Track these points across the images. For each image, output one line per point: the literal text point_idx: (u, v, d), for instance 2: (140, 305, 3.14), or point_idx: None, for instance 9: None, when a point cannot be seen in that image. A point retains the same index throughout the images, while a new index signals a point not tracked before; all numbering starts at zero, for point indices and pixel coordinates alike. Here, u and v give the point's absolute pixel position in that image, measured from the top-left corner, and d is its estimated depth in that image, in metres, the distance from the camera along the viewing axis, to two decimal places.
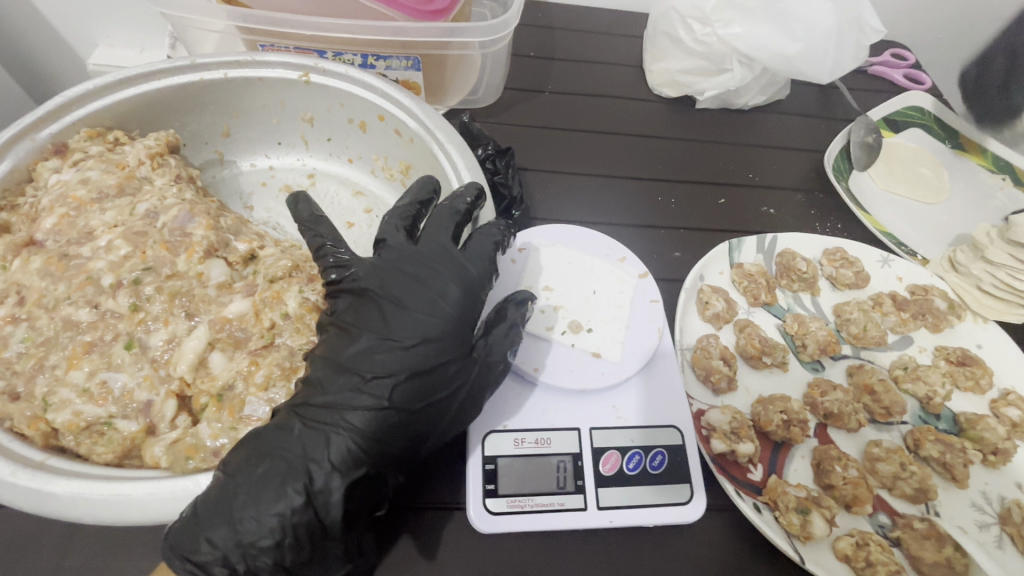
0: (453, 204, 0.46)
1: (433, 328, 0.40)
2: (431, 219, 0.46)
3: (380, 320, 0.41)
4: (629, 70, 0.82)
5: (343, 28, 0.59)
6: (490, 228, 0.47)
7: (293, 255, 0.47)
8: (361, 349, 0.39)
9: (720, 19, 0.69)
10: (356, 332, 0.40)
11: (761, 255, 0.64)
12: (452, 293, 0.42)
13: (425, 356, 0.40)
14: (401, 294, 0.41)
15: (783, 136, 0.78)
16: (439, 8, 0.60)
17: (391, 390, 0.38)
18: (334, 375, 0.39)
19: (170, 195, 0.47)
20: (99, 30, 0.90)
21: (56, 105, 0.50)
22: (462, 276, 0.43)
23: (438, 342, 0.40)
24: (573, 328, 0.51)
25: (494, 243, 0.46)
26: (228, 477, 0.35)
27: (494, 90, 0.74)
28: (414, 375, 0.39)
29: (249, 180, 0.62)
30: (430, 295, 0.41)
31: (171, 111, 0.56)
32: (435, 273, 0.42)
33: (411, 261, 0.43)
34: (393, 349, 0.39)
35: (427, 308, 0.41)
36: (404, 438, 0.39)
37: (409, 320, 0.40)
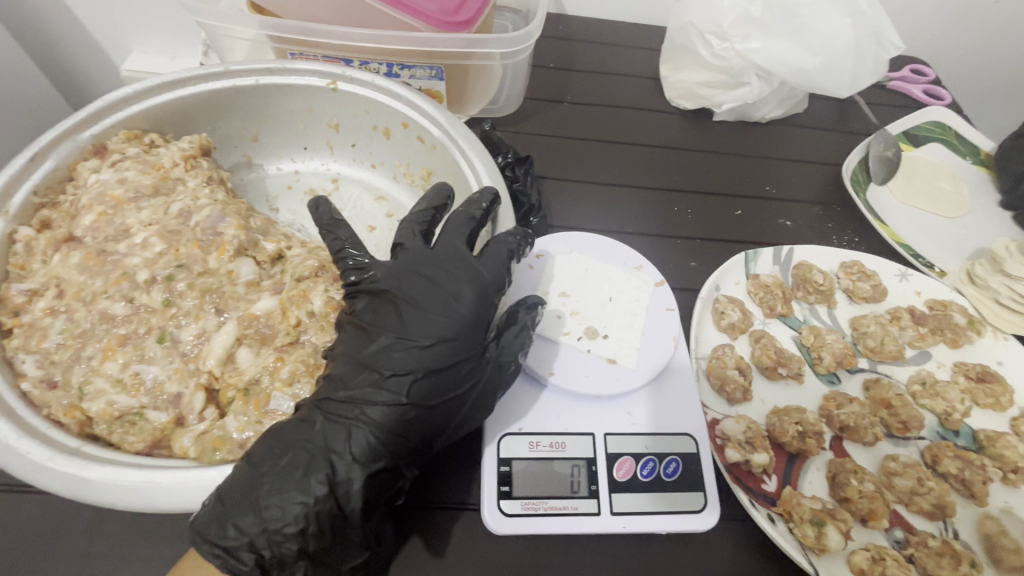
0: (469, 210, 0.48)
1: (448, 329, 0.41)
2: (447, 223, 0.47)
3: (397, 319, 0.42)
4: (645, 82, 0.83)
5: (370, 38, 0.61)
6: (505, 233, 0.47)
7: (319, 255, 0.48)
8: (379, 348, 0.40)
9: (737, 34, 0.70)
10: (374, 330, 0.41)
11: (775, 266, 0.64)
12: (467, 296, 0.43)
13: (440, 355, 0.41)
14: (418, 295, 0.42)
15: (799, 149, 0.78)
16: (463, 20, 0.61)
17: (408, 387, 0.39)
18: (353, 372, 0.40)
19: (203, 196, 0.49)
20: (134, 38, 0.94)
21: (96, 109, 0.52)
22: (476, 279, 0.44)
23: (453, 341, 0.41)
24: (589, 334, 0.52)
25: (509, 248, 0.46)
26: (253, 467, 0.36)
27: (513, 100, 0.76)
28: (429, 372, 0.40)
29: (275, 183, 0.64)
30: (447, 296, 0.42)
31: (204, 115, 0.58)
32: (451, 276, 0.43)
33: (428, 264, 0.44)
34: (410, 347, 0.40)
35: (442, 309, 0.42)
36: (419, 433, 0.39)
37: (425, 320, 0.41)
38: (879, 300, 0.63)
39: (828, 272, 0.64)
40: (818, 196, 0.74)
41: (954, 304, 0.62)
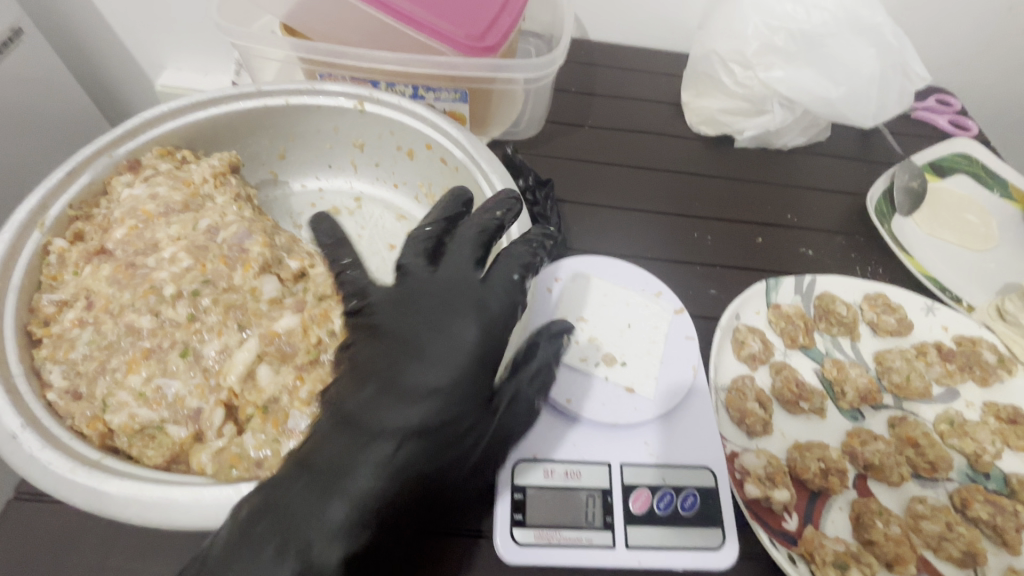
0: (478, 229, 0.46)
1: (445, 376, 0.40)
2: (455, 245, 0.45)
3: (391, 366, 0.40)
4: (666, 107, 0.84)
5: (396, 61, 0.63)
6: (519, 248, 0.46)
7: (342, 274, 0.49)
8: (368, 400, 0.39)
9: (761, 63, 0.70)
10: (367, 378, 0.40)
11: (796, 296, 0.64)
12: (468, 334, 0.41)
13: (435, 407, 0.39)
14: (415, 338, 0.41)
15: (822, 179, 0.78)
16: (490, 45, 0.63)
17: (395, 449, 0.38)
18: (340, 427, 0.38)
19: (230, 213, 0.50)
20: (169, 55, 0.98)
21: (132, 126, 0.54)
22: (480, 313, 0.42)
23: (450, 390, 0.40)
24: (607, 360, 0.51)
25: (519, 268, 0.44)
26: (231, 539, 0.34)
27: (535, 123, 0.77)
28: (421, 431, 0.38)
29: (299, 201, 0.65)
30: (447, 337, 0.41)
31: (234, 133, 0.60)
32: (451, 313, 0.41)
33: (430, 295, 0.42)
34: (403, 400, 0.39)
35: (440, 354, 0.40)
36: (411, 491, 0.38)
37: (422, 367, 0.40)
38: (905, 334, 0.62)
39: (852, 304, 0.63)
40: (841, 225, 0.73)
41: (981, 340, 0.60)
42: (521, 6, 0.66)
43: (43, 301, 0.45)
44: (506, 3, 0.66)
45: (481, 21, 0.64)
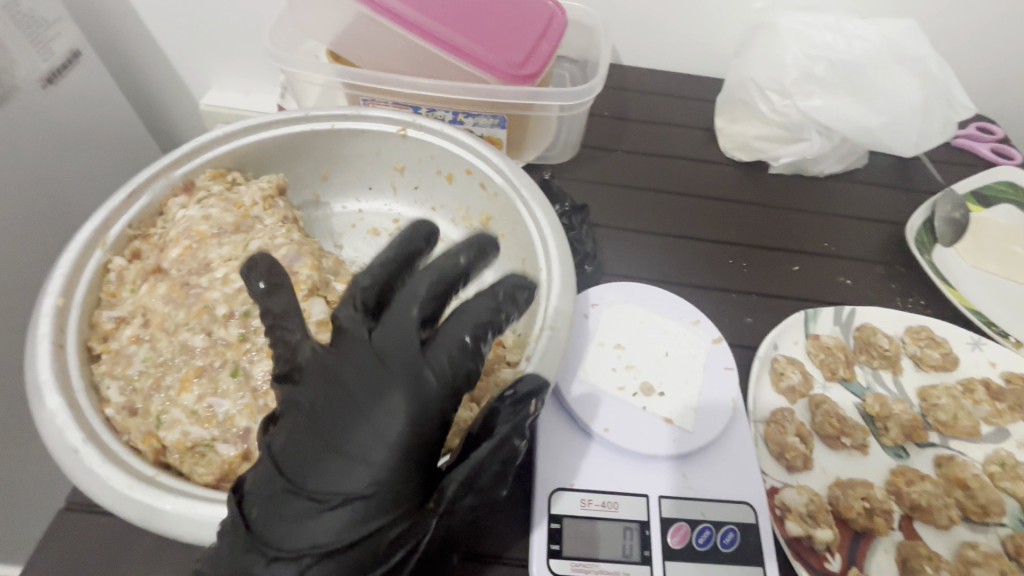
0: (431, 291, 0.40)
1: (364, 482, 0.35)
2: (402, 308, 0.40)
3: (311, 467, 0.36)
4: (699, 132, 0.84)
5: (435, 87, 0.65)
6: (477, 309, 0.40)
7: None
8: (279, 510, 0.35)
9: (799, 91, 0.70)
10: (282, 480, 0.36)
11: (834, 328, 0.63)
12: (399, 424, 0.37)
13: (351, 518, 0.35)
14: (338, 430, 0.37)
15: (861, 207, 0.77)
16: (529, 73, 0.64)
17: (303, 573, 0.34)
18: (248, 541, 0.34)
19: (279, 235, 0.51)
20: (214, 77, 1.04)
21: (189, 150, 0.57)
22: (416, 395, 0.38)
23: (371, 495, 0.35)
24: (645, 390, 0.51)
25: (470, 338, 0.39)
26: None
27: (570, 147, 0.77)
28: (334, 550, 0.34)
29: (340, 221, 0.67)
30: (374, 429, 0.37)
31: (283, 156, 0.62)
32: (385, 399, 0.37)
33: (363, 374, 0.38)
34: (315, 512, 0.35)
35: (365, 450, 0.36)
36: None
37: (340, 469, 0.36)
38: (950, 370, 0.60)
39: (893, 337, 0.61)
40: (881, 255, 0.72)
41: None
42: (558, 37, 0.68)
43: (103, 317, 0.47)
44: (544, 34, 0.68)
45: (521, 49, 0.65)
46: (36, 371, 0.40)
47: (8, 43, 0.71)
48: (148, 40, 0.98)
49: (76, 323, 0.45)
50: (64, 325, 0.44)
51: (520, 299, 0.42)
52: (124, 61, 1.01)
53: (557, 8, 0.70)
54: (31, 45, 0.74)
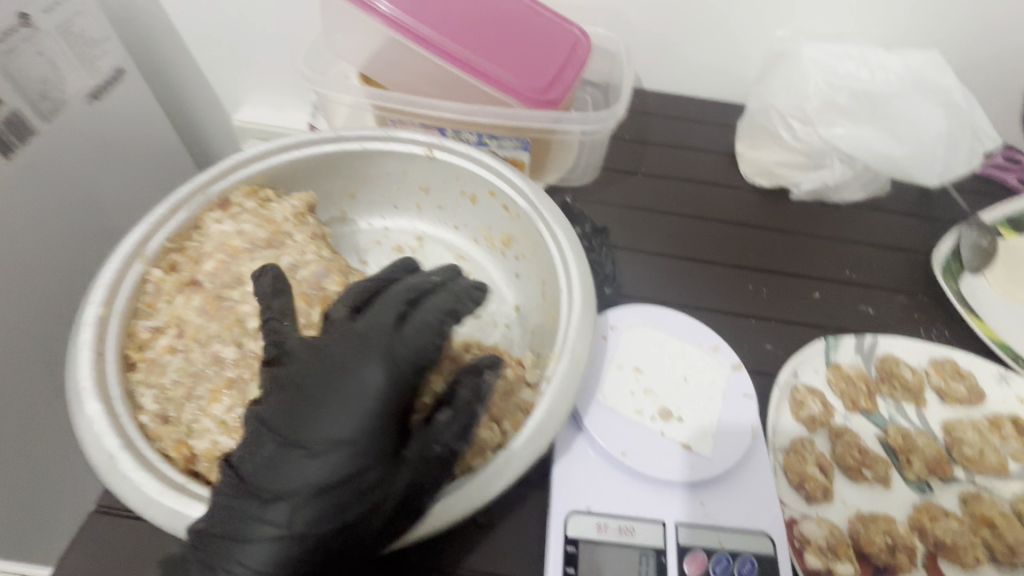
0: (413, 281, 0.45)
1: (343, 433, 0.38)
2: (385, 294, 0.44)
3: (296, 423, 0.39)
4: (719, 157, 0.85)
5: (460, 112, 0.68)
6: (452, 288, 0.44)
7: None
8: (272, 461, 0.39)
9: (822, 120, 0.70)
10: (272, 437, 0.39)
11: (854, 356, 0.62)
12: (376, 383, 0.39)
13: (332, 465, 0.38)
14: (319, 393, 0.39)
15: (883, 235, 0.76)
16: (553, 99, 0.66)
17: (294, 512, 0.37)
18: (245, 492, 0.38)
19: (308, 251, 0.54)
20: (247, 94, 1.08)
21: (226, 167, 0.59)
22: (392, 359, 0.40)
23: (352, 445, 0.38)
24: (663, 415, 0.51)
25: (444, 310, 0.42)
26: None
27: (591, 169, 0.78)
28: (319, 492, 0.38)
29: (366, 238, 0.69)
30: (350, 392, 0.39)
31: (314, 175, 0.64)
32: (361, 363, 0.40)
33: (344, 346, 0.41)
34: (299, 461, 0.38)
35: (342, 408, 0.39)
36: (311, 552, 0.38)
37: (321, 424, 0.39)
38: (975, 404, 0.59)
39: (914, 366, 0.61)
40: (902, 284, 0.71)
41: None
42: (581, 63, 0.70)
43: (139, 327, 0.48)
44: (568, 60, 0.70)
45: (544, 76, 0.68)
46: (77, 378, 0.42)
47: (59, 58, 0.75)
48: (189, 60, 1.03)
49: (115, 333, 0.47)
50: (104, 334, 0.46)
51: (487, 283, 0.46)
52: (166, 80, 1.07)
53: (580, 33, 0.71)
54: (79, 61, 0.78)
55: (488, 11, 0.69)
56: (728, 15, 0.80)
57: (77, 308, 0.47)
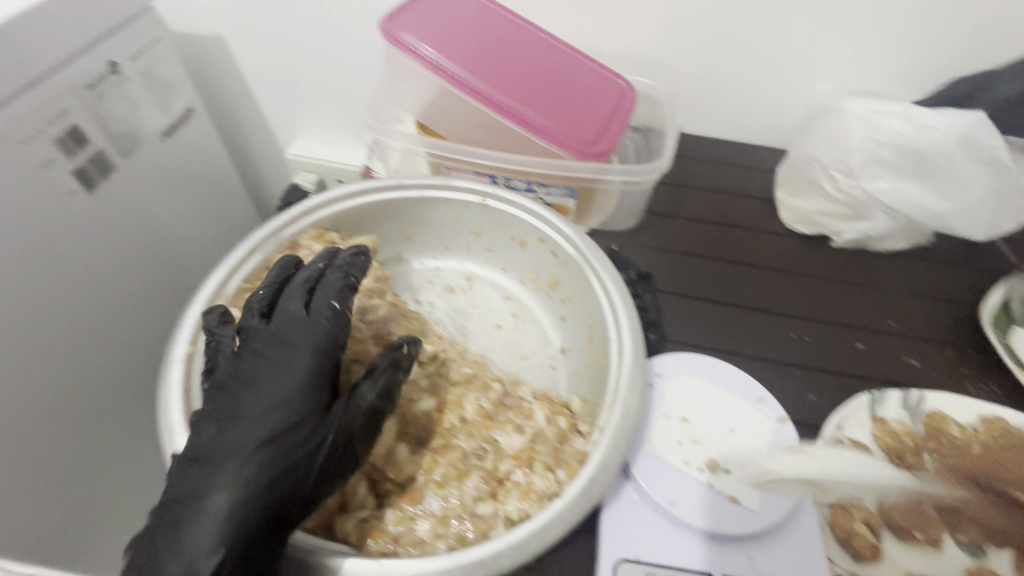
0: (304, 275, 0.55)
1: (279, 395, 0.46)
2: (286, 293, 0.53)
3: (235, 399, 0.46)
4: (757, 202, 0.86)
5: (513, 161, 0.72)
6: (339, 273, 0.55)
7: (470, 362, 0.59)
8: (219, 433, 0.45)
9: (866, 173, 0.72)
10: (217, 416, 0.46)
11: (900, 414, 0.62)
12: (302, 353, 0.48)
13: (272, 422, 0.45)
14: (251, 374, 0.47)
15: (927, 284, 0.76)
16: (601, 150, 0.69)
17: (242, 466, 0.43)
18: (196, 462, 0.44)
19: (377, 297, 0.63)
20: (300, 127, 1.14)
21: (298, 212, 0.64)
22: (312, 333, 0.49)
23: (286, 403, 0.46)
24: (710, 466, 0.52)
25: (338, 289, 0.53)
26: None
27: (633, 214, 0.80)
28: (259, 446, 0.44)
29: (419, 277, 0.73)
30: (284, 364, 0.48)
31: (375, 219, 0.69)
32: (286, 344, 0.49)
33: (263, 337, 0.49)
34: (242, 426, 0.45)
35: (273, 379, 0.47)
36: (266, 498, 0.43)
37: (258, 394, 0.46)
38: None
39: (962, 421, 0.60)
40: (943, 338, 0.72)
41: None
42: (628, 113, 0.73)
43: None
44: (615, 110, 0.73)
45: (594, 128, 0.71)
46: (169, 413, 0.48)
47: (140, 105, 0.83)
48: (251, 100, 1.10)
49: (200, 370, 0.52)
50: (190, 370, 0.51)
51: (361, 260, 0.58)
52: (227, 116, 1.14)
53: (626, 85, 0.75)
54: (156, 102, 0.86)
55: (540, 63, 0.72)
56: (771, 66, 0.83)
57: (168, 346, 0.52)
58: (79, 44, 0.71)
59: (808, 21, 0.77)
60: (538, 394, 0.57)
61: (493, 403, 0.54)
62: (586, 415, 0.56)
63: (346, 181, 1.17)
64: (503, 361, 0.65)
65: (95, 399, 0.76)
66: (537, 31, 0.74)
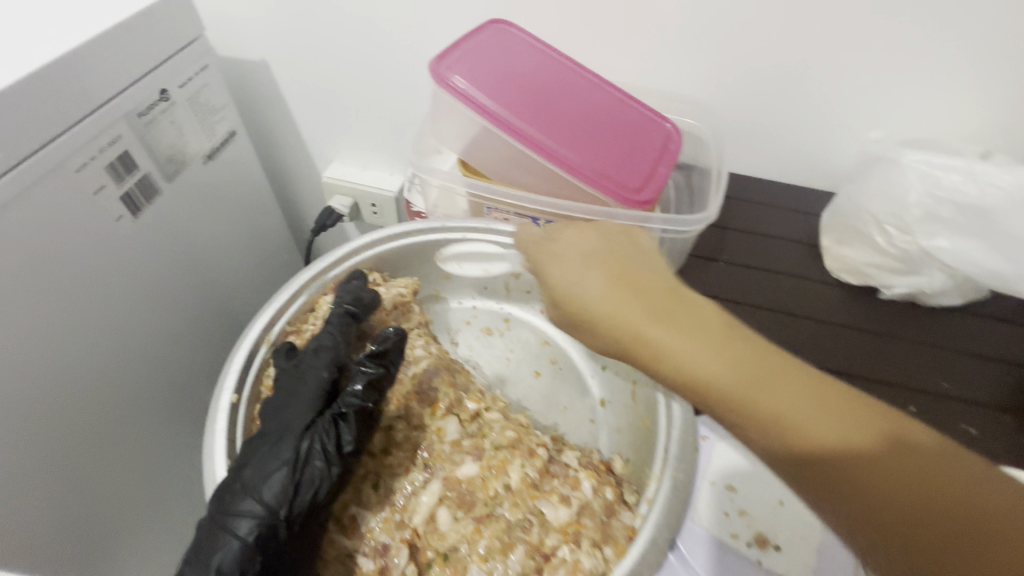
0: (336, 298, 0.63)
1: (315, 385, 0.54)
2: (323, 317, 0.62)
3: (282, 392, 0.55)
4: (800, 248, 0.84)
5: (556, 206, 0.72)
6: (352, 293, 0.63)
7: (512, 425, 0.61)
8: (270, 417, 0.53)
9: (924, 231, 0.69)
10: (270, 404, 0.54)
11: (626, 307, 0.50)
12: (327, 358, 0.56)
13: (309, 406, 0.53)
14: (295, 375, 0.56)
15: (981, 343, 0.73)
16: (646, 200, 0.68)
17: (284, 439, 0.50)
18: (253, 438, 0.52)
19: (421, 348, 0.66)
20: (337, 151, 1.15)
21: (342, 253, 0.66)
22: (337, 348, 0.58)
23: (320, 392, 0.54)
24: (760, 542, 0.51)
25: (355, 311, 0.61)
26: (200, 536, 0.48)
27: (675, 258, 0.79)
28: (297, 424, 0.52)
29: (457, 317, 0.74)
30: (318, 365, 0.56)
31: (414, 260, 0.72)
32: (319, 352, 0.57)
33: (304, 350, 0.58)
34: (286, 410, 0.53)
35: (310, 375, 0.55)
36: (297, 465, 0.49)
37: (301, 387, 0.54)
38: (824, 423, 0.41)
39: (782, 372, 0.44)
40: (623, 235, 0.60)
41: (979, 476, 0.39)
42: (674, 157, 0.72)
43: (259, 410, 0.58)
44: (661, 154, 0.72)
45: (640, 174, 0.70)
46: (214, 465, 0.51)
47: (185, 129, 0.83)
48: (291, 124, 1.11)
49: (242, 418, 0.56)
50: (234, 419, 0.55)
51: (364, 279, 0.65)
52: (267, 138, 1.15)
53: (672, 127, 0.73)
54: (201, 128, 0.86)
55: (586, 105, 0.72)
56: (824, 109, 0.80)
57: (213, 394, 0.55)
58: (134, 75, 0.71)
59: (865, 68, 0.75)
60: (583, 459, 0.60)
61: (538, 471, 0.58)
62: (631, 480, 0.60)
63: (379, 206, 1.17)
64: (540, 413, 0.67)
65: (123, 422, 0.78)
66: (582, 72, 0.74)
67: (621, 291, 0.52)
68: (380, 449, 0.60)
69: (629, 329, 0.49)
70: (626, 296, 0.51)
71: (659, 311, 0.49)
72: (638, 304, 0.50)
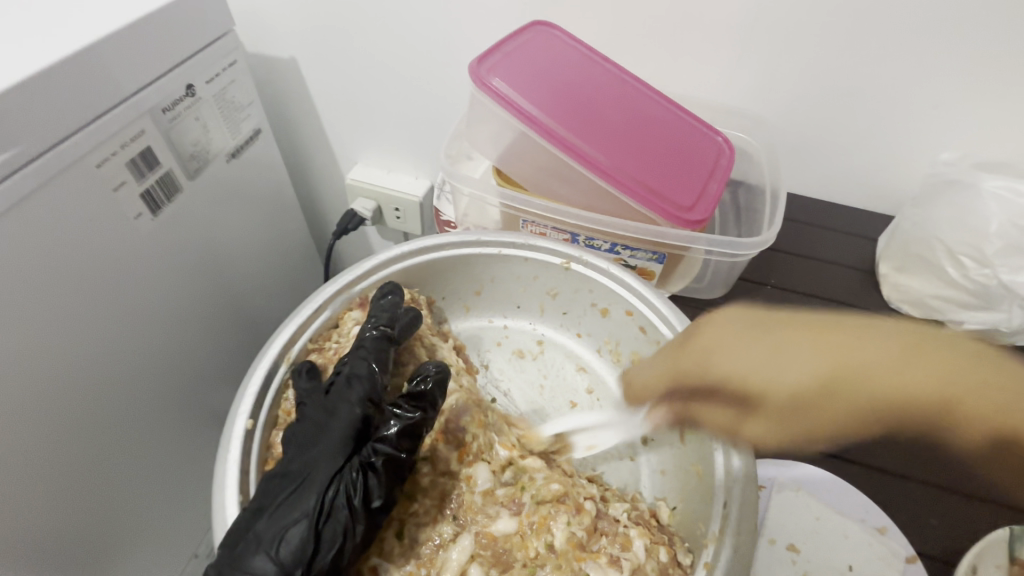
0: (371, 315, 0.61)
1: (345, 425, 0.51)
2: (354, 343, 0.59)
3: (309, 428, 0.52)
4: (855, 274, 0.78)
5: (596, 222, 0.67)
6: (385, 315, 0.61)
7: (555, 475, 0.58)
8: (294, 455, 0.50)
9: (1005, 264, 0.63)
10: (294, 439, 0.51)
11: (849, 349, 0.49)
12: (359, 394, 0.54)
13: (337, 450, 0.50)
14: (325, 409, 0.53)
15: None
16: (698, 219, 0.63)
17: (308, 486, 0.48)
18: (273, 476, 0.49)
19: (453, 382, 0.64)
20: (362, 152, 1.11)
21: (370, 266, 0.66)
22: (370, 379, 0.55)
23: (350, 435, 0.51)
24: None
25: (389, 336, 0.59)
26: None
27: (721, 282, 0.74)
28: (323, 469, 0.48)
29: (488, 338, 0.76)
30: (350, 401, 0.53)
31: (441, 274, 0.71)
32: (352, 385, 0.54)
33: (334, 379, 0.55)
34: (312, 450, 0.50)
35: (340, 413, 0.52)
36: (319, 517, 0.46)
37: (332, 427, 0.51)
38: None
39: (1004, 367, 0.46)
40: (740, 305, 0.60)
41: None
42: (727, 174, 0.66)
43: (275, 437, 0.55)
44: (713, 170, 0.66)
45: (691, 190, 0.64)
46: (224, 498, 0.48)
47: (208, 125, 0.79)
48: (317, 125, 1.08)
49: (257, 446, 0.53)
50: (248, 448, 0.52)
51: (393, 297, 0.63)
52: (293, 137, 1.12)
53: (724, 141, 0.68)
54: (226, 126, 0.83)
55: (635, 115, 0.67)
56: (888, 126, 0.74)
57: (228, 418, 0.53)
58: (159, 69, 0.68)
59: (941, 84, 0.69)
60: (632, 513, 0.58)
61: (586, 530, 0.55)
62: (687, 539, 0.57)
63: (403, 210, 1.13)
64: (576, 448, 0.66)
65: (134, 430, 0.75)
66: (630, 78, 0.68)
67: (811, 338, 0.51)
68: (404, 494, 0.56)
69: (882, 380, 0.47)
70: (827, 341, 0.50)
71: (869, 341, 0.49)
72: (854, 340, 0.49)
